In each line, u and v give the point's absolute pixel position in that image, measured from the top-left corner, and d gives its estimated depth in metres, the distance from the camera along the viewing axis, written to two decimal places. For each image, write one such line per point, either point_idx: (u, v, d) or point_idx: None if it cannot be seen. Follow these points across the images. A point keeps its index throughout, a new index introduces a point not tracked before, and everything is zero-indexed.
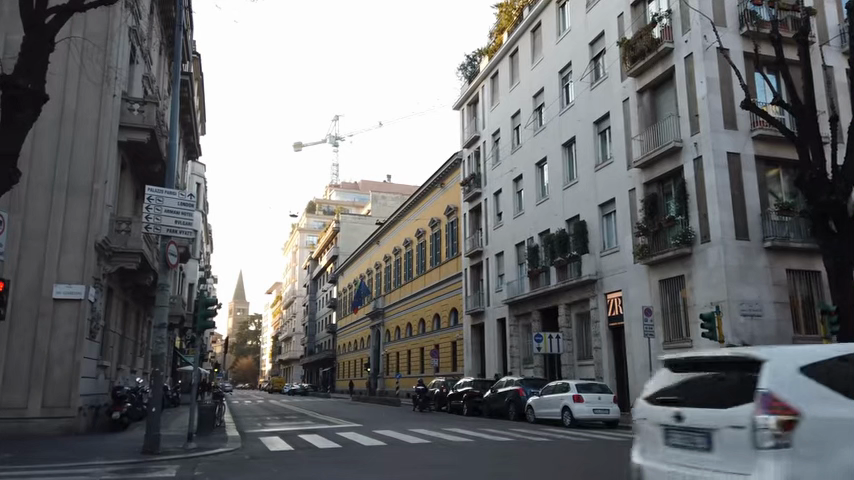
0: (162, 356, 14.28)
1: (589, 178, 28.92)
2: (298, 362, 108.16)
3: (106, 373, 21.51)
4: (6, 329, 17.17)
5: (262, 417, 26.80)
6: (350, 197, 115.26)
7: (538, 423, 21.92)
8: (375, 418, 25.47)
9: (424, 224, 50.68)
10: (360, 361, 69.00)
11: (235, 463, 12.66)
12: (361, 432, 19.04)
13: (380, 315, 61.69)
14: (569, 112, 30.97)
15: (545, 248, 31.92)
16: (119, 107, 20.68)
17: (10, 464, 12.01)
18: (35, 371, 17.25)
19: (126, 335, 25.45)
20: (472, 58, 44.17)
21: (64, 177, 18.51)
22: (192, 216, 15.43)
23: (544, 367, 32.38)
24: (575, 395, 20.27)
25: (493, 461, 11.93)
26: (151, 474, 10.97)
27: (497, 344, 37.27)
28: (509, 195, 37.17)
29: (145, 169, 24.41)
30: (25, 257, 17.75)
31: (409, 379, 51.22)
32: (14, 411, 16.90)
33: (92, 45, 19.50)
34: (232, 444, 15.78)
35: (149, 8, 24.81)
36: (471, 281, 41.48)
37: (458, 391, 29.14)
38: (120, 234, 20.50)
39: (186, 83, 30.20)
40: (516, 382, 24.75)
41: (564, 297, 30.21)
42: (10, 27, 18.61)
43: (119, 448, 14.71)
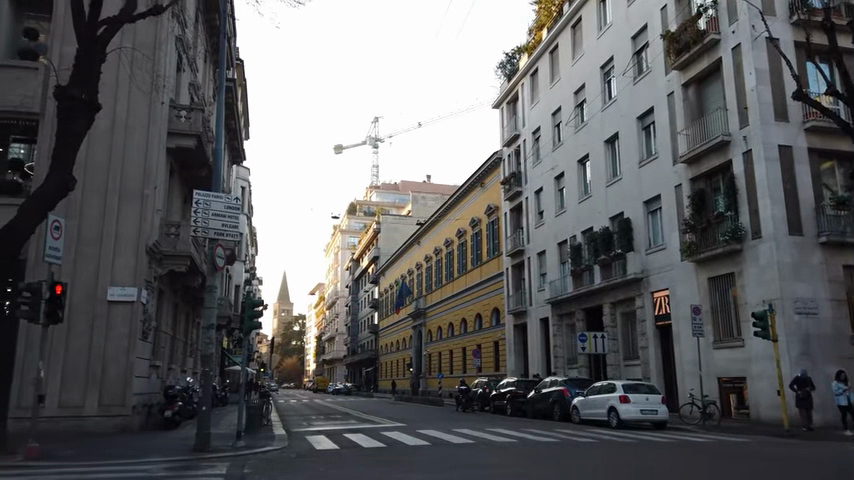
0: (211, 356, 14.64)
1: (633, 175, 28.39)
2: (342, 362, 109.41)
3: (158, 373, 22.17)
4: (64, 331, 17.86)
5: (308, 416, 27.23)
6: (390, 198, 116.02)
7: (584, 424, 21.62)
8: (419, 418, 25.55)
9: (465, 224, 50.61)
10: (402, 361, 69.36)
11: (283, 462, 12.87)
12: (406, 431, 19.12)
13: (421, 315, 61.86)
14: (611, 107, 30.47)
15: (588, 246, 31.48)
16: (167, 115, 21.30)
17: (72, 461, 12.50)
18: (92, 370, 17.91)
19: (177, 336, 26.20)
20: (511, 56, 43.92)
21: (116, 183, 19.15)
22: (238, 220, 15.77)
23: (589, 367, 31.94)
24: (622, 395, 19.92)
25: (539, 462, 11.83)
26: (202, 472, 11.26)
27: (541, 344, 36.93)
28: (550, 193, 36.79)
29: (192, 174, 25.11)
30: (81, 261, 18.42)
31: (451, 379, 51.23)
32: (73, 409, 17.58)
33: (141, 55, 20.14)
34: (280, 443, 16.07)
35: (194, 17, 25.50)
36: (513, 280, 41.22)
37: (502, 391, 29.00)
38: (170, 238, 21.13)
39: (231, 89, 30.90)
40: (561, 382, 24.47)
41: (609, 296, 29.73)
42: (65, 40, 19.36)
43: (172, 446, 15.14)
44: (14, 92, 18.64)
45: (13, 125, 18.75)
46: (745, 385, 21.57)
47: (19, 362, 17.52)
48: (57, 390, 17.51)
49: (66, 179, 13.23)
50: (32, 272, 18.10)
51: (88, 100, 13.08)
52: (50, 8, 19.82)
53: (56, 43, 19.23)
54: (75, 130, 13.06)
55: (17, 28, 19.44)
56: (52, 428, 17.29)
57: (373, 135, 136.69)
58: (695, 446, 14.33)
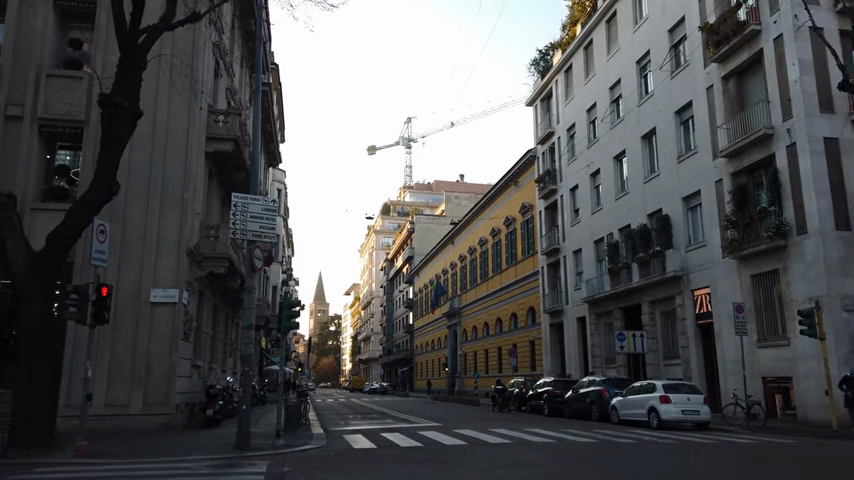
0: (251, 356, 14.89)
1: (672, 170, 27.85)
2: (377, 362, 110.03)
3: (200, 372, 22.66)
4: (110, 331, 18.38)
5: (345, 416, 27.48)
6: (424, 198, 116.25)
7: (624, 424, 21.30)
8: (455, 418, 25.54)
9: (499, 223, 50.36)
10: (438, 361, 69.39)
11: (322, 460, 13.03)
12: (442, 431, 19.13)
13: (456, 315, 61.77)
14: (648, 102, 29.94)
15: (626, 244, 31.00)
16: (205, 119, 21.75)
17: (120, 458, 12.87)
18: (137, 370, 18.39)
19: (217, 336, 26.73)
20: (544, 53, 43.55)
21: (158, 187, 19.62)
22: (275, 222, 16.01)
23: (628, 367, 31.47)
24: (662, 396, 19.56)
25: (578, 462, 11.73)
26: (245, 469, 11.47)
27: (578, 344, 36.53)
28: (586, 191, 36.35)
29: (229, 177, 25.59)
30: (125, 263, 18.92)
31: (487, 378, 51.05)
32: (119, 407, 18.10)
33: (180, 62, 20.61)
34: (319, 442, 16.26)
35: (230, 23, 25.98)
36: (548, 279, 40.86)
37: (538, 391, 28.77)
38: (210, 240, 21.58)
39: (266, 94, 31.39)
40: (599, 382, 24.15)
41: (648, 294, 29.23)
42: (107, 49, 19.94)
43: (214, 444, 15.47)
44: (60, 100, 19.28)
45: (60, 132, 19.38)
46: (792, 385, 20.95)
47: (67, 362, 18.08)
48: (104, 389, 18.03)
49: (111, 184, 13.62)
50: (79, 275, 18.68)
51: (130, 106, 13.47)
52: (93, 18, 20.44)
53: (99, 52, 19.82)
54: (119, 137, 13.45)
55: (63, 39, 20.11)
56: (100, 426, 17.82)
57: (406, 135, 137.03)
58: (739, 447, 14.01)
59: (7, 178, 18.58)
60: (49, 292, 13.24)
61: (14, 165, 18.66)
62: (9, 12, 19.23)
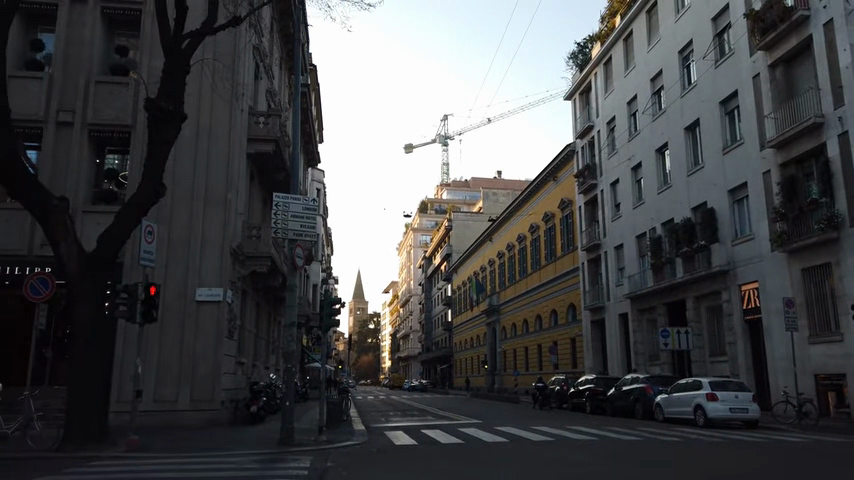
0: (293, 353, 15.14)
1: (717, 163, 27.17)
2: (416, 360, 110.50)
3: (244, 369, 23.13)
4: (158, 330, 18.90)
5: (386, 413, 27.73)
6: (461, 196, 116.07)
7: (669, 422, 20.89)
8: (497, 415, 25.48)
9: (537, 219, 49.95)
10: (477, 359, 69.28)
11: (364, 456, 13.18)
12: (484, 428, 19.10)
13: (495, 312, 61.49)
14: (691, 93, 29.25)
15: (669, 239, 30.38)
16: (246, 121, 22.16)
17: (171, 452, 13.29)
18: (184, 367, 18.88)
19: (260, 333, 27.27)
20: (582, 46, 42.97)
21: (202, 188, 20.09)
22: (315, 220, 16.22)
23: (672, 364, 30.88)
24: (709, 393, 19.12)
25: (622, 460, 11.57)
26: (289, 464, 11.69)
27: (620, 340, 36.00)
28: (627, 185, 35.73)
29: (269, 178, 26.08)
30: (172, 264, 19.42)
31: (527, 376, 50.75)
32: (167, 403, 18.63)
33: (222, 66, 21.06)
34: (361, 438, 16.42)
35: (270, 25, 26.43)
36: (589, 275, 40.34)
37: (580, 389, 28.44)
38: (252, 240, 22.00)
39: (305, 95, 31.87)
40: (642, 379, 23.75)
41: (692, 289, 28.59)
42: (152, 54, 20.49)
43: (259, 439, 15.81)
44: (108, 106, 19.92)
45: (108, 137, 20.01)
46: (845, 382, 20.21)
47: (118, 360, 18.69)
48: (153, 385, 18.59)
49: (158, 185, 14.01)
50: (128, 275, 19.28)
51: (175, 110, 13.84)
52: (138, 25, 21.02)
53: (144, 58, 20.38)
54: (165, 140, 13.82)
55: (109, 46, 20.74)
56: (149, 422, 18.37)
57: (443, 133, 137.06)
58: (790, 445, 13.62)
59: (59, 182, 19.29)
60: (100, 291, 13.70)
61: (66, 170, 19.36)
62: (60, 22, 19.98)
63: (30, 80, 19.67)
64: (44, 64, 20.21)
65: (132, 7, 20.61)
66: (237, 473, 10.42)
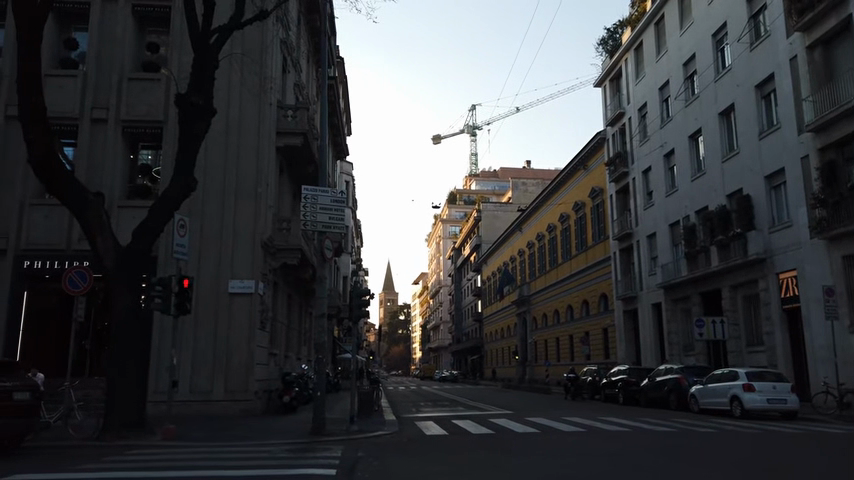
0: (324, 344, 15.22)
1: (753, 148, 26.44)
2: (447, 350, 110.73)
3: (276, 360, 23.42)
4: (192, 322, 19.28)
5: (417, 403, 27.80)
6: (490, 186, 115.47)
7: (704, 414, 20.48)
8: (527, 406, 25.33)
9: (568, 209, 49.38)
10: (507, 349, 69.04)
11: (394, 446, 13.23)
12: (515, 419, 19.01)
13: (526, 303, 61.08)
14: (726, 77, 28.48)
15: (703, 227, 29.77)
16: (275, 115, 22.36)
17: (210, 441, 13.62)
18: (217, 359, 19.18)
19: (292, 324, 27.52)
20: (613, 31, 42.18)
21: (233, 182, 20.34)
22: (343, 213, 16.25)
23: (708, 354, 30.34)
24: (745, 384, 18.74)
25: (653, 452, 11.34)
26: (321, 453, 11.83)
27: (654, 330, 35.49)
28: (660, 172, 35.05)
29: (300, 171, 26.32)
30: (204, 257, 19.74)
31: (558, 367, 50.37)
32: (202, 394, 18.99)
33: (250, 60, 21.22)
34: (391, 428, 16.51)
35: (296, 19, 26.56)
36: (621, 265, 39.75)
37: (612, 379, 28.08)
38: (282, 232, 22.23)
39: (332, 87, 32.09)
40: (677, 370, 23.37)
41: (728, 278, 27.98)
42: (182, 50, 20.72)
43: (291, 429, 15.97)
44: (141, 102, 20.27)
45: (140, 133, 20.36)
46: None
47: (154, 351, 19.09)
48: (188, 376, 18.99)
49: (188, 181, 14.23)
50: (162, 268, 19.67)
51: (205, 105, 14.02)
52: (167, 21, 21.27)
53: (174, 54, 20.65)
54: (194, 133, 14.02)
55: (141, 43, 21.00)
56: (185, 411, 18.78)
57: (471, 123, 136.28)
58: (829, 437, 13.30)
59: (95, 178, 19.72)
60: (135, 284, 13.99)
61: (102, 166, 19.80)
62: (92, 20, 20.39)
63: (65, 80, 20.14)
64: (77, 63, 20.65)
65: (161, 4, 20.83)
66: (269, 463, 10.54)
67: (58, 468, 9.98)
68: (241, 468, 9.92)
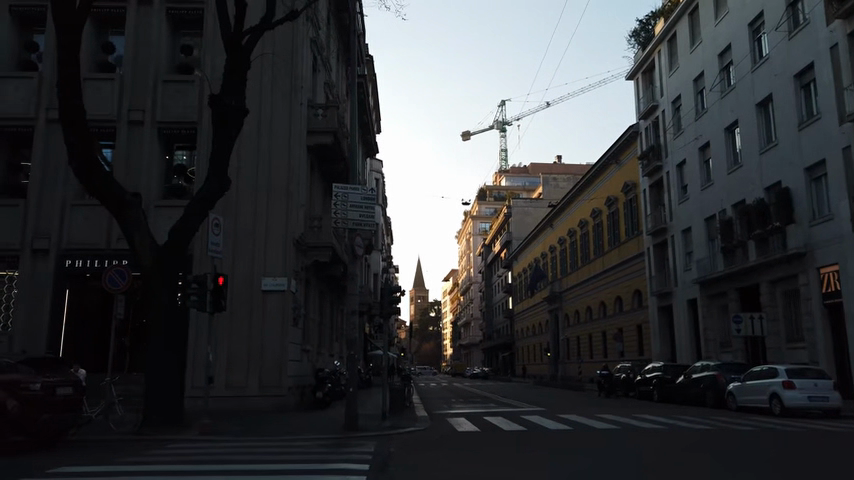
0: (356, 340, 15.35)
1: (792, 139, 25.74)
2: (478, 347, 110.49)
3: (309, 356, 23.67)
4: (227, 319, 19.60)
5: (449, 400, 27.82)
6: (520, 182, 114.67)
7: (742, 412, 20.06)
8: (560, 404, 25.18)
9: (600, 204, 48.75)
10: (539, 347, 68.58)
11: (426, 441, 13.28)
12: (548, 416, 18.92)
13: (557, 300, 60.58)
14: (763, 67, 27.78)
15: (740, 221, 29.12)
16: (306, 114, 22.58)
17: (246, 436, 13.86)
18: (252, 355, 19.48)
19: (324, 321, 27.79)
20: (645, 23, 41.48)
21: (265, 181, 20.59)
22: (374, 210, 16.33)
23: (746, 351, 29.70)
24: (785, 381, 18.29)
25: (689, 450, 11.18)
26: (355, 448, 11.96)
27: (689, 327, 34.89)
28: (695, 165, 34.36)
29: (330, 169, 26.51)
30: (238, 255, 20.05)
31: (591, 364, 49.88)
32: (237, 389, 19.31)
33: (281, 60, 21.45)
34: (423, 424, 16.55)
35: (326, 18, 26.75)
36: (655, 260, 39.12)
37: (646, 376, 27.66)
38: (314, 230, 22.46)
39: (362, 85, 32.26)
40: (714, 367, 22.93)
41: (767, 273, 27.32)
42: (215, 51, 21.05)
43: (325, 425, 16.14)
44: (176, 104, 20.66)
45: (176, 134, 20.75)
46: None
47: (191, 348, 19.47)
48: (224, 372, 19.34)
49: (223, 180, 14.47)
50: (197, 266, 20.02)
51: (238, 106, 14.23)
52: (201, 23, 21.60)
53: (208, 56, 20.98)
54: (228, 133, 14.23)
55: (175, 45, 21.38)
56: (222, 407, 19.14)
57: (500, 119, 135.54)
58: None
59: (132, 178, 20.17)
60: (172, 282, 14.29)
61: (139, 167, 20.24)
62: (128, 25, 20.85)
63: (103, 83, 20.65)
64: (115, 66, 21.16)
65: (195, 7, 21.17)
66: (304, 457, 10.70)
67: (101, 461, 10.28)
68: (278, 462, 10.11)
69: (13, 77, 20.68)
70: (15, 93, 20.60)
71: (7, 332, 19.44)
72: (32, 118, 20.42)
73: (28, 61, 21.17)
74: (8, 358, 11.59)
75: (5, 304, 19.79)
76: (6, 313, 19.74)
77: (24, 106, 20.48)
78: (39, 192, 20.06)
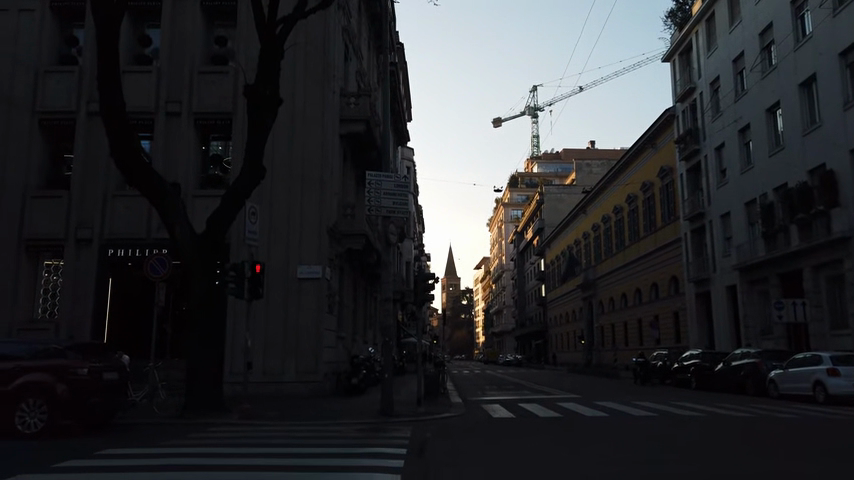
0: (390, 327, 15.44)
1: (836, 119, 24.90)
2: (511, 335, 110.11)
3: (344, 342, 23.98)
4: (265, 306, 19.95)
5: (483, 386, 27.90)
6: (553, 169, 113.37)
7: (784, 400, 19.64)
8: (595, 391, 24.99)
9: (635, 189, 47.94)
10: (573, 334, 68.08)
11: (462, 427, 13.35)
12: (584, 402, 18.82)
13: (592, 287, 59.93)
14: (806, 46, 26.88)
15: (781, 204, 28.36)
16: (338, 103, 22.73)
17: (285, 421, 14.16)
18: (288, 342, 19.80)
19: (358, 309, 28.05)
20: (682, 3, 40.49)
21: (299, 169, 20.79)
22: (407, 198, 16.36)
23: (787, 338, 29.11)
24: (830, 368, 17.86)
25: (730, 437, 11.04)
26: (391, 434, 12.08)
27: (728, 313, 34.24)
28: (734, 148, 33.52)
29: (363, 157, 26.66)
30: (274, 243, 20.37)
31: (627, 351, 49.36)
32: (274, 375, 19.65)
33: (313, 49, 21.52)
34: (458, 410, 16.68)
35: (357, 5, 26.77)
36: (692, 246, 38.41)
37: (684, 364, 27.22)
38: (347, 218, 22.69)
39: (394, 73, 32.28)
40: (754, 355, 22.47)
41: (811, 258, 26.58)
42: (248, 42, 21.27)
43: (361, 410, 16.35)
44: (212, 94, 20.96)
45: (212, 124, 21.09)
46: None
47: (230, 335, 19.89)
48: (262, 358, 19.72)
49: (258, 169, 14.65)
50: (235, 254, 20.38)
51: (272, 95, 14.39)
52: (234, 15, 21.83)
53: (241, 47, 21.19)
54: (263, 122, 14.36)
55: (210, 37, 21.65)
56: (259, 392, 19.52)
57: (532, 105, 134.00)
58: None
59: (170, 168, 20.57)
60: (210, 270, 14.59)
61: (176, 157, 20.64)
62: (164, 18, 21.18)
63: (141, 75, 21.06)
64: (152, 59, 21.55)
65: None
66: (343, 442, 10.87)
67: (144, 444, 10.59)
68: (317, 447, 10.33)
69: (53, 71, 21.22)
70: (55, 87, 21.13)
71: (54, 320, 20.13)
72: (73, 111, 20.97)
73: (67, 55, 21.69)
74: (57, 343, 11.95)
75: (52, 293, 20.51)
76: (53, 301, 20.45)
77: (65, 99, 21.02)
78: (82, 183, 20.63)
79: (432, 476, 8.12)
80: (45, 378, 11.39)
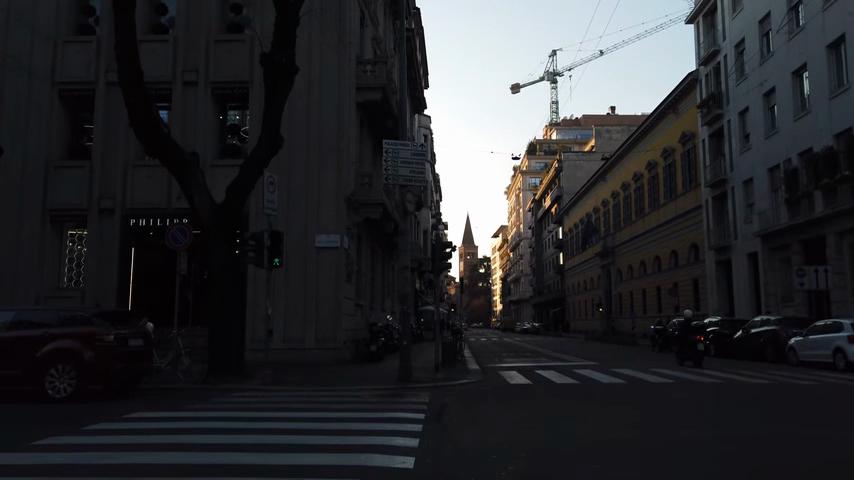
0: (408, 295, 15.53)
1: None
2: (528, 303, 110.32)
3: (362, 311, 24.24)
4: (284, 275, 20.19)
5: (501, 354, 28.11)
6: (572, 135, 111.87)
7: (804, 367, 19.58)
8: (612, 358, 25.07)
9: (655, 156, 47.24)
10: (591, 302, 68.05)
11: (480, 393, 13.54)
12: (602, 370, 18.95)
13: (610, 254, 59.62)
14: (836, 5, 25.98)
15: (806, 170, 27.80)
16: (354, 71, 22.58)
17: (306, 386, 14.47)
18: (308, 310, 20.06)
19: (376, 277, 28.27)
20: None
21: (316, 138, 20.75)
22: (424, 166, 16.30)
23: (808, 305, 28.87)
24: (850, 336, 17.76)
25: (748, 404, 11.05)
26: (409, 399, 12.31)
27: (749, 281, 33.99)
28: (758, 112, 32.78)
29: (379, 126, 26.54)
30: (293, 213, 20.49)
31: (645, 319, 49.33)
32: (294, 343, 19.96)
33: (328, 15, 21.29)
34: (476, 376, 16.88)
35: None
36: (713, 214, 37.96)
37: (702, 331, 27.18)
38: (364, 188, 22.73)
39: (409, 39, 31.88)
40: (774, 322, 22.34)
41: (834, 224, 26.17)
42: (264, 10, 21.10)
43: (380, 376, 16.63)
44: (228, 63, 20.90)
45: (229, 94, 21.08)
46: None
47: (251, 303, 20.22)
48: (282, 326, 20.01)
49: (275, 139, 14.67)
50: (254, 223, 20.56)
51: (288, 63, 14.32)
52: None
53: (257, 14, 21.03)
54: (279, 91, 14.33)
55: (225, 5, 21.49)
56: (281, 359, 19.89)
57: (551, 71, 131.50)
58: None
59: (188, 138, 20.66)
60: (230, 240, 14.77)
61: (194, 127, 20.71)
62: None
63: (158, 45, 21.04)
64: (168, 28, 21.52)
65: None
66: (361, 406, 11.17)
67: (170, 408, 10.92)
68: (338, 411, 10.60)
69: (72, 41, 21.29)
70: (74, 57, 21.20)
71: (80, 288, 20.60)
72: (93, 82, 21.07)
73: (86, 25, 21.73)
74: (84, 310, 12.22)
75: (77, 262, 20.95)
76: (78, 271, 20.91)
77: (84, 70, 21.11)
78: (102, 154, 20.84)
79: (449, 439, 8.34)
80: (73, 345, 11.70)
